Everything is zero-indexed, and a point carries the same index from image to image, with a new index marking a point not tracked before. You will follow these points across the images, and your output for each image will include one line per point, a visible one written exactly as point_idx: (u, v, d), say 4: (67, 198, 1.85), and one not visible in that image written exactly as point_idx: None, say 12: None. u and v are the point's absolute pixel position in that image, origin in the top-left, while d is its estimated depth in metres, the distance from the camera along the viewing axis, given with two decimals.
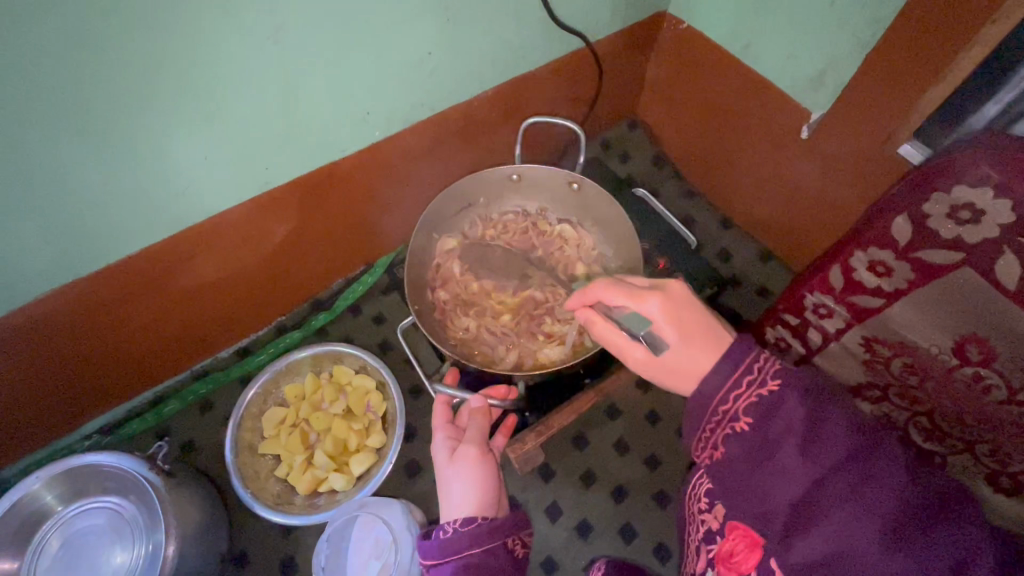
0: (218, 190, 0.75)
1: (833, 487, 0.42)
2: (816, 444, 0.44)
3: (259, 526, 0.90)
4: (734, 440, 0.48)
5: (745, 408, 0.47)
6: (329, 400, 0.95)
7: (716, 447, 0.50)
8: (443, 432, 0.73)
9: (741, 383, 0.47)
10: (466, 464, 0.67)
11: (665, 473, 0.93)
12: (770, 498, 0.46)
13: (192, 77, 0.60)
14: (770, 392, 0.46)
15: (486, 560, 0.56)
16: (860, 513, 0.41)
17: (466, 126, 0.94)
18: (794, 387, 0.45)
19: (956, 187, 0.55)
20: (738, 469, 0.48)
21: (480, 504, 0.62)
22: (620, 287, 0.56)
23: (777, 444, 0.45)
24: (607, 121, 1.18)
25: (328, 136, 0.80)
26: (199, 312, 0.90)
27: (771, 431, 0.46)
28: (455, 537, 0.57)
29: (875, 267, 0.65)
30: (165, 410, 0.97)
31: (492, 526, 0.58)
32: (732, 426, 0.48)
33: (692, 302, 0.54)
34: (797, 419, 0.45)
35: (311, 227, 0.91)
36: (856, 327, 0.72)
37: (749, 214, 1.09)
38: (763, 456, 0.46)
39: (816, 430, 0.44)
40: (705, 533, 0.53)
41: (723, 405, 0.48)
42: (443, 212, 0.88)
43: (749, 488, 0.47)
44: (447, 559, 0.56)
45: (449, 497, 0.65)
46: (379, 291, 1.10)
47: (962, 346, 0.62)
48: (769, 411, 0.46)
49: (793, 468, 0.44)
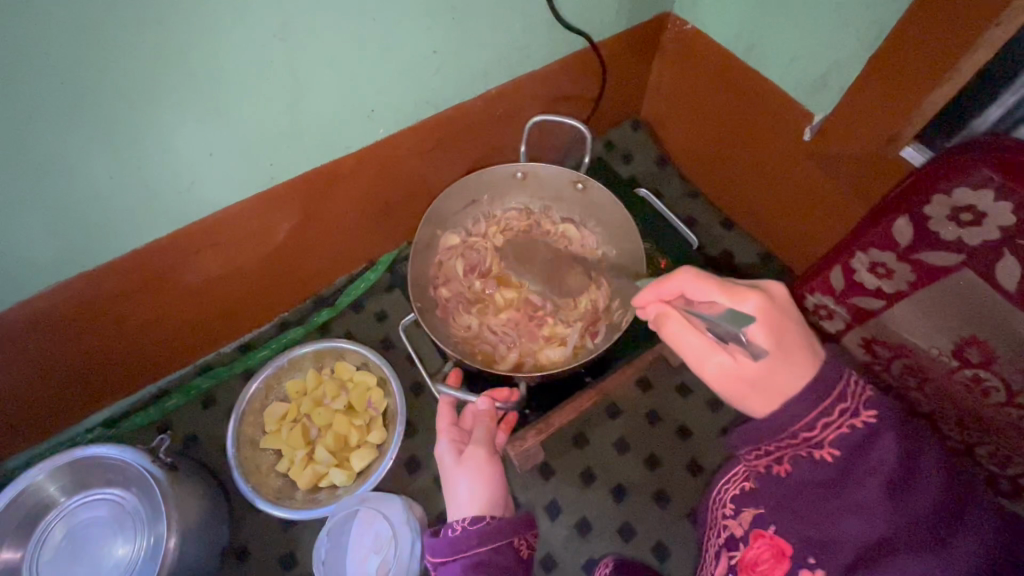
0: (223, 186, 0.76)
1: (917, 534, 0.39)
2: (906, 487, 0.40)
3: (259, 520, 0.90)
4: (808, 464, 0.44)
5: (833, 438, 0.44)
6: (331, 395, 0.95)
7: (779, 462, 0.46)
8: (447, 436, 0.72)
9: (831, 411, 0.44)
10: (473, 465, 0.68)
11: (665, 473, 0.93)
12: (836, 530, 0.42)
13: (201, 72, 0.61)
14: (865, 424, 0.42)
15: (494, 558, 0.56)
16: (940, 569, 0.38)
17: (470, 124, 0.95)
18: (893, 428, 0.42)
19: (957, 189, 0.55)
20: (802, 492, 0.45)
21: (486, 504, 0.63)
22: (712, 284, 0.53)
23: (862, 480, 0.42)
24: (610, 121, 1.19)
25: (333, 134, 0.80)
26: (203, 306, 0.91)
27: (858, 465, 0.42)
28: (465, 535, 0.58)
29: (876, 268, 0.66)
30: (168, 404, 0.97)
31: (500, 525, 0.58)
32: (810, 452, 0.45)
33: (791, 313, 0.50)
34: (891, 458, 0.41)
35: (314, 223, 0.92)
36: (856, 328, 0.72)
37: (751, 216, 1.10)
38: (841, 488, 0.43)
39: (908, 471, 0.41)
40: (727, 540, 0.49)
41: (806, 429, 0.45)
42: (448, 209, 0.89)
43: (812, 516, 0.44)
44: (454, 557, 0.56)
45: (455, 497, 0.65)
46: (382, 288, 1.11)
47: (962, 348, 0.62)
48: (860, 446, 0.42)
49: (875, 505, 0.41)
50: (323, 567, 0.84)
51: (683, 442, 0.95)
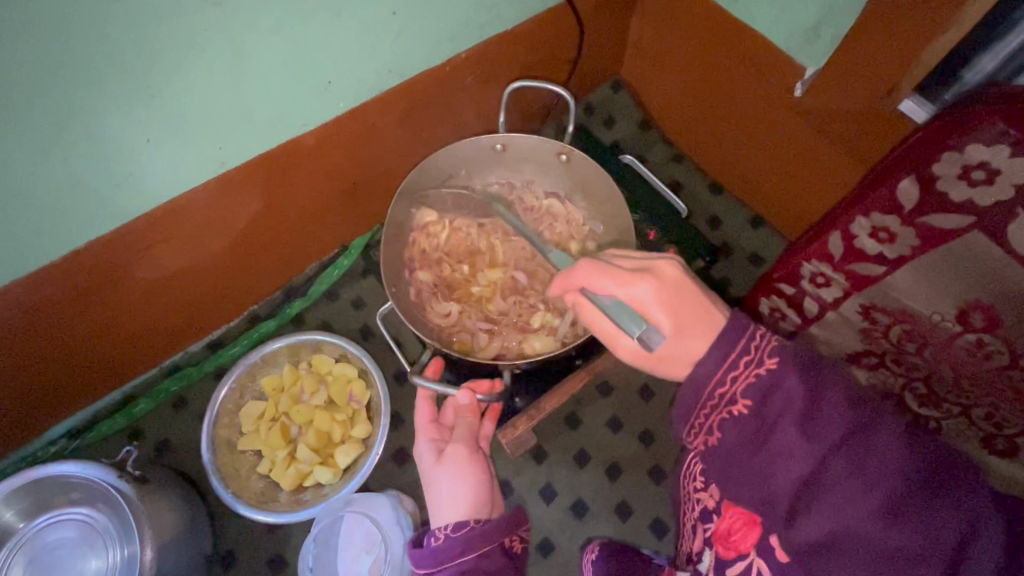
0: (166, 175, 0.68)
1: (837, 463, 0.39)
2: (816, 421, 0.40)
3: (244, 524, 0.86)
4: (732, 424, 0.44)
5: (743, 390, 0.43)
6: (310, 391, 0.90)
7: (710, 432, 0.46)
8: (427, 435, 0.69)
9: (738, 363, 0.44)
10: (454, 464, 0.64)
11: (659, 448, 0.91)
12: (771, 482, 0.42)
13: (122, 48, 0.53)
14: (767, 372, 0.43)
15: (482, 563, 0.53)
16: (867, 487, 0.38)
17: (439, 92, 0.87)
18: (794, 367, 0.42)
19: (969, 146, 0.51)
20: (734, 453, 0.45)
21: (472, 505, 0.59)
22: (604, 270, 0.50)
23: (777, 425, 0.42)
24: (589, 83, 1.12)
25: (286, 110, 0.72)
26: (163, 305, 0.84)
27: (771, 411, 0.42)
28: (449, 543, 0.54)
29: (878, 234, 0.61)
30: (137, 410, 0.92)
31: (486, 528, 0.54)
32: (729, 410, 0.44)
33: (687, 286, 0.49)
34: (797, 397, 0.41)
35: (277, 208, 0.85)
36: (855, 296, 0.69)
37: (740, 180, 1.05)
38: (764, 439, 0.43)
39: (814, 406, 0.41)
40: (703, 512, 0.59)
41: (720, 387, 0.45)
42: (423, 185, 0.82)
43: (748, 473, 0.44)
44: (438, 569, 0.53)
45: (437, 500, 0.62)
46: (356, 274, 1.05)
47: (966, 313, 0.60)
48: (767, 392, 0.42)
49: (795, 448, 0.41)
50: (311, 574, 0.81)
51: None
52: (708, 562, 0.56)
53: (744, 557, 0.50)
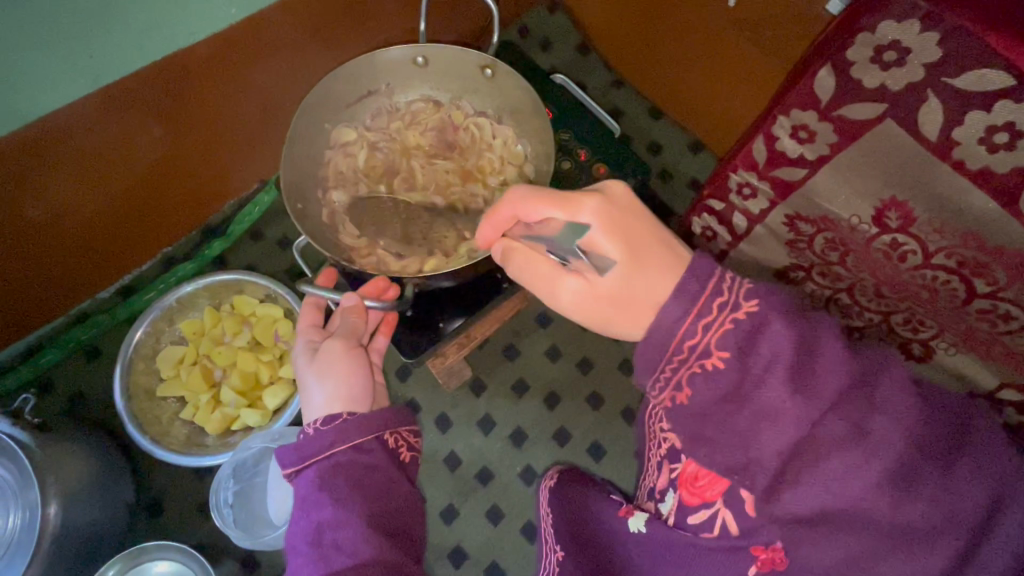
0: (26, 90, 0.60)
1: (832, 428, 0.38)
2: (812, 381, 0.37)
3: (170, 472, 0.83)
4: (705, 378, 0.39)
5: (720, 341, 0.38)
6: (231, 333, 0.86)
7: (678, 389, 0.40)
8: (304, 337, 0.66)
9: (710, 308, 0.38)
10: (326, 362, 0.61)
11: (598, 375, 0.91)
12: (753, 448, 0.39)
13: None
14: (747, 316, 0.38)
15: (356, 459, 0.52)
16: (865, 457, 0.37)
17: (348, 3, 0.79)
18: (778, 312, 0.38)
19: (881, 24, 0.49)
20: (705, 412, 0.40)
21: (346, 400, 0.58)
22: (545, 195, 0.44)
23: (764, 381, 0.38)
24: (523, 1, 1.05)
25: (166, 16, 0.64)
26: (57, 245, 0.77)
27: (755, 363, 0.38)
28: (316, 438, 0.52)
29: (798, 133, 0.60)
30: (43, 361, 0.86)
31: (357, 422, 0.53)
32: (701, 365, 0.39)
33: (639, 213, 0.43)
34: (785, 348, 0.37)
35: (175, 136, 0.78)
36: (780, 205, 0.68)
37: (679, 105, 1.03)
38: (745, 394, 0.39)
39: (809, 364, 0.38)
40: (669, 451, 0.53)
41: (689, 338, 0.39)
42: (333, 99, 0.76)
43: (723, 435, 0.40)
44: (304, 464, 0.51)
45: (310, 401, 0.60)
46: (281, 211, 0.98)
47: (881, 213, 0.59)
48: (752, 340, 0.38)
49: (786, 411, 0.38)
50: (231, 509, 0.79)
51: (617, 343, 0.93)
52: (670, 503, 0.52)
53: (710, 505, 0.47)
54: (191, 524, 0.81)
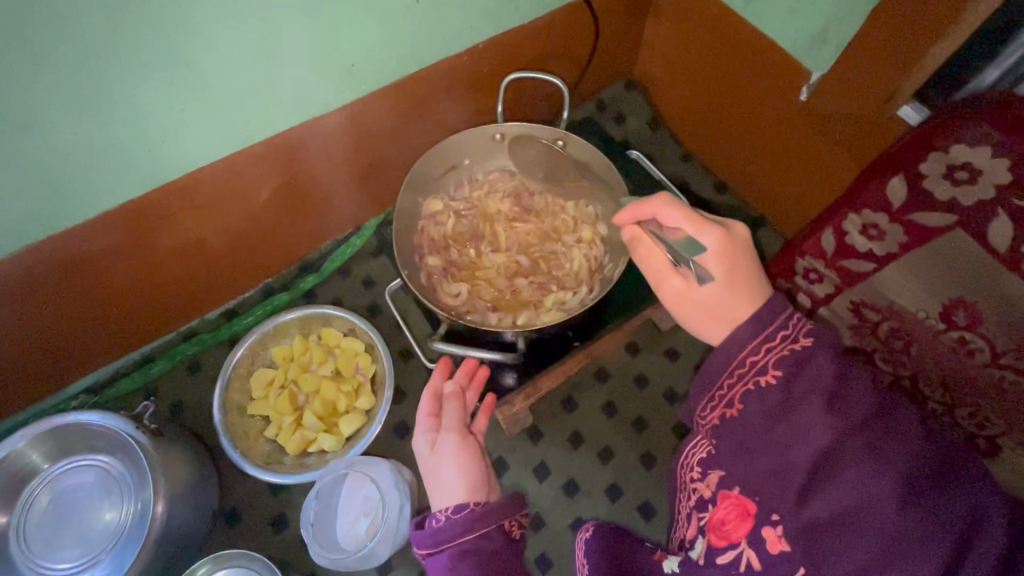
0: (194, 144, 0.73)
1: (854, 443, 0.43)
2: (843, 400, 0.44)
3: (249, 485, 0.90)
4: (755, 394, 0.48)
5: (776, 361, 0.47)
6: (319, 361, 0.95)
7: (731, 404, 0.50)
8: (422, 428, 0.72)
9: (773, 337, 0.48)
10: (450, 452, 0.67)
11: (652, 435, 0.94)
12: (787, 455, 0.45)
13: (163, 20, 0.57)
14: (802, 348, 0.47)
15: (481, 545, 0.57)
16: (880, 469, 0.42)
17: (455, 81, 0.91)
18: (827, 348, 0.46)
19: (955, 146, 0.55)
20: (751, 426, 0.48)
21: (470, 490, 0.63)
22: (681, 210, 0.56)
23: (804, 398, 0.45)
24: (603, 79, 1.15)
25: (311, 90, 0.76)
26: (185, 271, 0.89)
27: (798, 384, 0.46)
28: (450, 525, 0.58)
29: (868, 230, 0.65)
30: (154, 370, 0.97)
31: (483, 512, 0.58)
32: (757, 380, 0.48)
33: (748, 250, 0.54)
34: (826, 375, 0.45)
35: (294, 186, 0.89)
36: (845, 292, 0.72)
37: (743, 181, 1.09)
38: (786, 409, 0.46)
39: (843, 386, 0.44)
40: (698, 501, 0.56)
41: (752, 355, 0.48)
42: (428, 172, 0.87)
43: (763, 443, 0.47)
44: (438, 548, 0.57)
45: (437, 487, 0.65)
46: (368, 253, 1.09)
47: (949, 311, 0.62)
48: (798, 366, 0.46)
49: (815, 422, 0.44)
50: (311, 528, 0.84)
51: (672, 407, 0.96)
52: (700, 549, 0.54)
53: (736, 545, 0.49)
54: (262, 537, 0.88)
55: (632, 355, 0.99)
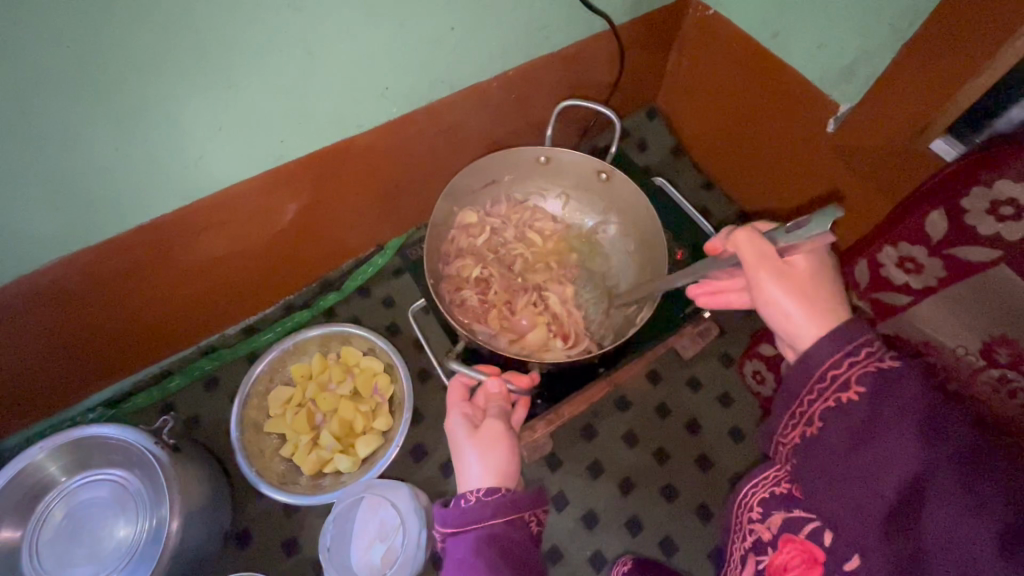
0: (229, 163, 0.74)
1: (947, 477, 0.38)
2: (935, 434, 0.39)
3: (262, 505, 0.89)
4: (836, 419, 0.44)
5: (857, 380, 0.43)
6: (337, 380, 0.94)
7: (813, 421, 0.46)
8: (460, 409, 0.68)
9: (859, 352, 0.43)
10: (488, 439, 0.64)
11: (673, 467, 0.92)
12: (867, 484, 0.42)
13: (211, 41, 0.58)
14: (887, 369, 0.42)
15: (507, 530, 0.55)
16: (973, 509, 0.37)
17: (483, 106, 0.92)
18: (920, 375, 0.41)
19: (999, 181, 0.55)
20: (833, 449, 0.44)
21: (502, 476, 0.61)
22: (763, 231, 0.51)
23: (890, 422, 0.41)
24: (628, 107, 1.16)
25: (343, 111, 0.77)
26: (208, 286, 0.89)
27: (881, 408, 0.41)
28: (480, 506, 0.56)
29: (905, 264, 0.65)
30: (171, 385, 0.96)
31: (515, 498, 0.57)
32: (837, 399, 0.44)
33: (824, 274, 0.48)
34: (911, 401, 0.40)
35: (321, 205, 0.90)
36: (878, 326, 0.69)
37: (767, 211, 1.07)
38: (870, 432, 0.42)
39: (932, 419, 0.39)
40: (756, 543, 0.54)
41: (833, 370, 0.44)
42: (467, 186, 0.87)
43: (845, 466, 0.43)
44: (467, 529, 0.55)
45: (466, 471, 0.62)
46: (389, 273, 1.09)
47: (991, 347, 0.59)
48: (884, 388, 0.42)
49: (904, 452, 0.40)
50: (328, 553, 0.82)
51: (693, 437, 0.94)
52: None
53: None
54: (273, 560, 0.86)
55: (653, 383, 0.98)
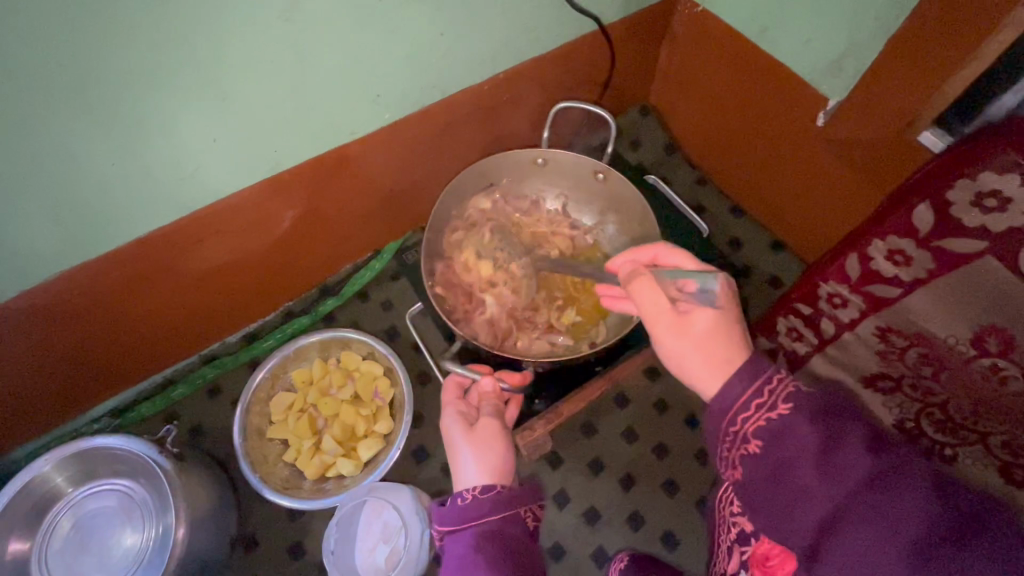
0: (224, 175, 0.75)
1: (855, 510, 0.38)
2: (837, 462, 0.39)
3: (268, 510, 0.90)
4: (749, 466, 0.45)
5: (756, 431, 0.44)
6: (338, 385, 0.94)
7: (733, 467, 0.47)
8: (455, 407, 0.70)
9: (750, 404, 0.45)
10: (484, 438, 0.66)
11: (673, 462, 0.93)
12: (790, 525, 0.42)
13: (203, 55, 0.59)
14: (780, 416, 0.43)
15: (504, 527, 0.56)
16: (883, 536, 0.36)
17: (475, 110, 0.93)
18: (810, 415, 0.42)
19: (983, 175, 0.55)
20: (752, 499, 0.45)
21: (499, 472, 0.62)
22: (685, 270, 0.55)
23: (793, 466, 0.41)
24: (620, 105, 1.17)
25: (336, 119, 0.78)
26: (207, 295, 0.89)
27: (784, 453, 0.42)
28: (477, 503, 0.57)
29: (894, 256, 0.65)
30: (175, 394, 0.97)
31: (511, 494, 0.58)
32: (746, 448, 0.45)
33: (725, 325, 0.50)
34: (808, 445, 0.41)
35: (317, 212, 0.90)
36: (871, 317, 0.71)
37: (761, 205, 1.08)
38: (778, 476, 0.42)
39: (830, 449, 0.40)
40: (739, 536, 0.54)
41: (734, 424, 0.46)
42: (465, 188, 0.88)
43: (766, 513, 0.43)
44: (465, 526, 0.56)
45: (461, 471, 0.63)
46: (387, 277, 1.10)
47: (980, 337, 0.61)
48: (779, 435, 0.43)
49: (810, 493, 0.40)
50: (332, 557, 0.83)
51: (694, 432, 0.95)
52: None
53: None
54: (279, 564, 0.87)
55: (652, 380, 0.98)
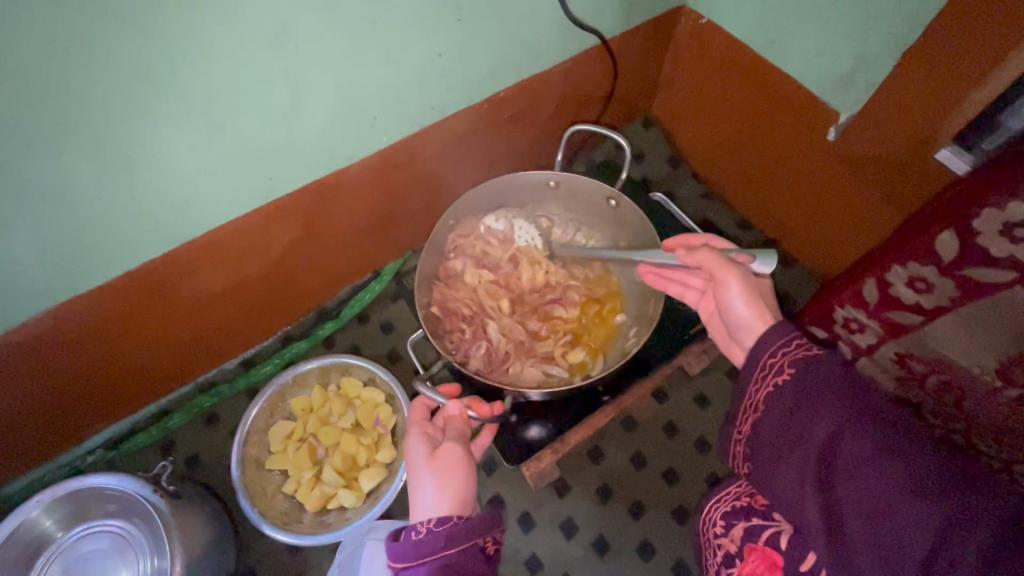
0: (217, 204, 0.72)
1: (870, 440, 0.44)
2: (857, 399, 0.46)
3: (268, 544, 0.88)
4: (777, 394, 0.51)
5: (791, 363, 0.51)
6: (339, 413, 0.92)
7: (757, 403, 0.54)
8: (419, 428, 0.68)
9: (791, 342, 0.52)
10: (445, 463, 0.64)
11: (683, 487, 0.90)
12: (801, 446, 0.49)
13: (191, 86, 0.57)
14: (813, 353, 0.50)
15: (461, 560, 0.54)
16: (890, 467, 0.43)
17: (475, 129, 0.90)
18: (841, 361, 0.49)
19: (1011, 203, 0.51)
20: (777, 425, 0.51)
21: (457, 502, 0.60)
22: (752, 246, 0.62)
23: (818, 395, 0.48)
24: (623, 119, 1.14)
25: (332, 144, 0.76)
26: (202, 324, 0.87)
27: (809, 384, 0.49)
28: (433, 535, 0.54)
29: (915, 283, 0.62)
30: (171, 424, 0.95)
31: (468, 525, 0.55)
32: (777, 379, 0.52)
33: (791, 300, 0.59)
34: (834, 378, 0.48)
35: (314, 238, 0.88)
36: (890, 342, 0.69)
37: (772, 219, 1.06)
38: (803, 406, 0.49)
39: (855, 388, 0.47)
40: (725, 558, 0.61)
41: (773, 356, 0.52)
42: (469, 209, 0.86)
43: (786, 438, 0.50)
44: (420, 561, 0.53)
45: (420, 499, 0.61)
46: (387, 298, 1.07)
47: (1006, 368, 0.58)
48: (812, 368, 0.49)
49: (828, 417, 0.47)
50: None
51: (704, 457, 0.92)
52: None
53: None
54: None
55: (660, 403, 0.96)
